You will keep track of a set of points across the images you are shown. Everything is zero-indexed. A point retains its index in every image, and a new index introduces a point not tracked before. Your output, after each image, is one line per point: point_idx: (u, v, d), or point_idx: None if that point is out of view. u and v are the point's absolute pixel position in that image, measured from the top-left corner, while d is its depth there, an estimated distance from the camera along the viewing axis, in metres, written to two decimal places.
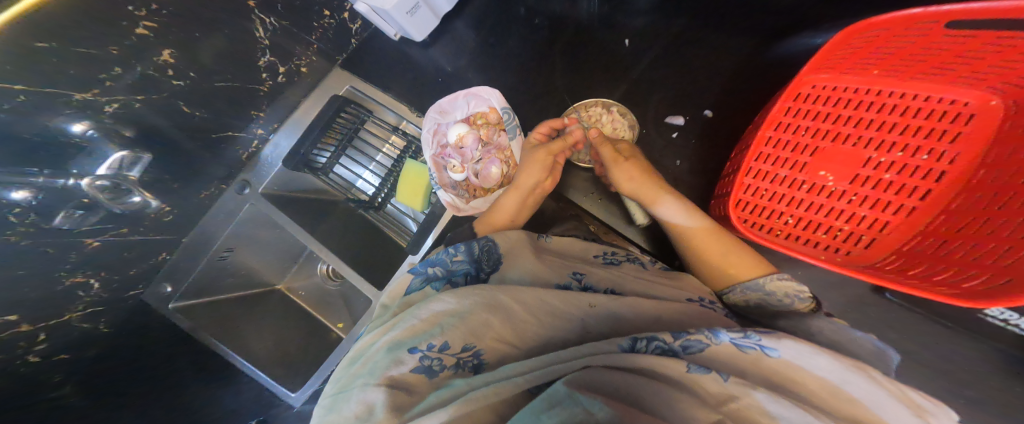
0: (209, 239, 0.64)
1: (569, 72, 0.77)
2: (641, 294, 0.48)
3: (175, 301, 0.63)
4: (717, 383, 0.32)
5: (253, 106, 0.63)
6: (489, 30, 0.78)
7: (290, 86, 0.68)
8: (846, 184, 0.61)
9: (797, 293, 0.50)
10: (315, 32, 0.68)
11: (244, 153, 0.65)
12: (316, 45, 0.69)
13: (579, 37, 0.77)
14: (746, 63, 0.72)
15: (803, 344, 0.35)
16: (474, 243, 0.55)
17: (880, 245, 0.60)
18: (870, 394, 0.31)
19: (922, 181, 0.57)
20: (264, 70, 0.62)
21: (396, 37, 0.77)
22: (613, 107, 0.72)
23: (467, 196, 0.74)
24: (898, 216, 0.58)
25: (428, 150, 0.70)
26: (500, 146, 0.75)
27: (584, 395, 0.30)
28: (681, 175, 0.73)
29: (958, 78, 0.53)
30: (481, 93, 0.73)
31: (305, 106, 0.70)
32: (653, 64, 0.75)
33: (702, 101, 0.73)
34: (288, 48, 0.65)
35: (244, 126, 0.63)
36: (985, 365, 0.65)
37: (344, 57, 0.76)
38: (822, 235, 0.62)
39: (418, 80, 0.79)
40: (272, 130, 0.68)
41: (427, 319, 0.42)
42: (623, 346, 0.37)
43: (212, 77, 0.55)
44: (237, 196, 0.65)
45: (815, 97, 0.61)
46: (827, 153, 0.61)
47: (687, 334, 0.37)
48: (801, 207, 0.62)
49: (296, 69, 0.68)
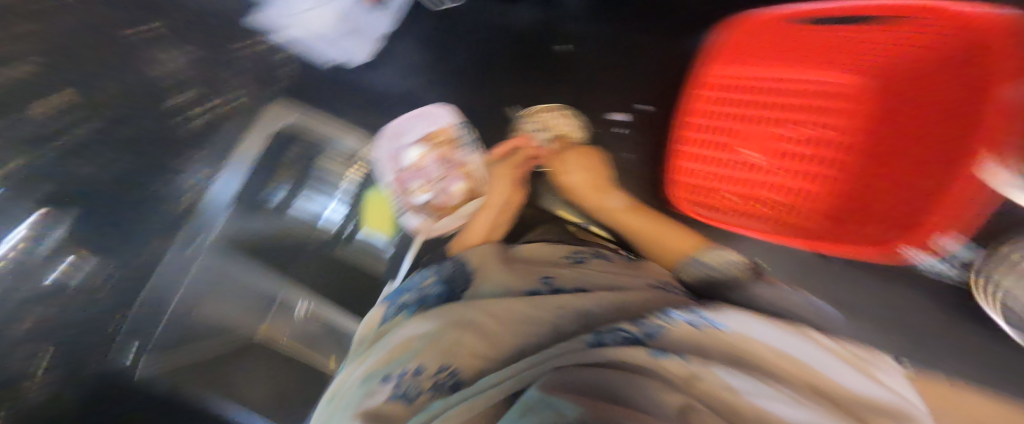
0: (163, 296, 0.57)
1: (514, 79, 0.78)
2: (608, 286, 0.48)
3: (137, 374, 0.53)
4: (679, 365, 0.34)
5: (189, 148, 0.63)
6: (433, 48, 0.80)
7: (229, 121, 0.67)
8: (770, 160, 0.67)
9: (727, 261, 0.50)
10: (241, 60, 0.71)
11: (183, 202, 0.61)
12: (248, 78, 0.71)
13: (520, 46, 0.79)
14: (676, 52, 0.75)
15: (745, 314, 0.38)
16: (443, 266, 0.57)
17: (813, 210, 0.65)
18: (816, 355, 0.33)
19: (824, 151, 0.65)
20: (190, 107, 0.63)
21: (329, 64, 0.77)
22: (562, 110, 0.75)
23: (435, 216, 0.77)
24: (816, 183, 0.65)
25: (388, 176, 0.75)
26: (460, 162, 0.77)
27: (556, 395, 0.32)
28: (633, 167, 0.76)
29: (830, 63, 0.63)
30: (433, 114, 0.77)
31: (245, 144, 0.66)
32: (594, 65, 0.77)
33: (640, 97, 0.76)
34: (216, 82, 0.68)
35: (178, 172, 0.60)
36: (940, 315, 0.68)
37: (277, 89, 0.74)
38: (762, 210, 0.66)
39: (368, 104, 0.79)
40: (212, 173, 0.64)
41: (401, 345, 0.43)
42: (590, 342, 0.39)
43: (127, 123, 0.54)
44: (181, 255, 0.59)
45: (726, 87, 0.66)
46: (747, 135, 0.67)
47: (646, 321, 0.39)
48: (739, 186, 0.67)
49: (228, 107, 0.68)
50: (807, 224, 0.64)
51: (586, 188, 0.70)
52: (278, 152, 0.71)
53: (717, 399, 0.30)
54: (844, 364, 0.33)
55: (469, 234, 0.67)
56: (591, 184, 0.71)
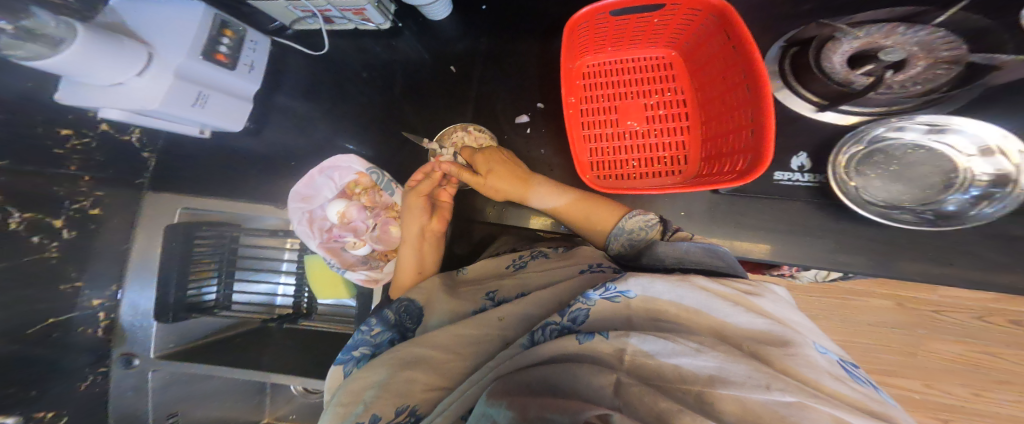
0: (135, 416, 0.61)
1: (415, 110, 0.81)
2: (544, 285, 0.50)
3: None
4: (604, 343, 0.35)
5: (61, 280, 0.54)
6: (323, 96, 0.79)
7: (103, 233, 0.59)
8: (645, 125, 0.66)
9: (645, 222, 0.52)
10: (68, 164, 0.54)
11: (96, 331, 0.59)
12: (88, 176, 0.57)
13: (410, 77, 0.81)
14: (552, 44, 0.78)
15: (648, 276, 0.39)
16: (390, 309, 0.56)
17: (695, 160, 0.64)
18: (708, 299, 0.35)
19: (683, 109, 0.65)
20: (25, 233, 0.48)
21: (205, 133, 0.65)
22: (470, 127, 0.76)
23: (380, 264, 0.75)
24: (689, 136, 0.64)
25: (313, 242, 0.72)
26: (386, 204, 0.77)
27: (495, 405, 0.32)
28: (551, 161, 0.73)
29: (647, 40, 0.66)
30: (339, 164, 0.74)
31: (140, 248, 0.64)
32: (483, 75, 0.80)
33: (533, 96, 0.77)
34: (46, 191, 0.51)
35: (69, 305, 0.55)
36: None
37: (144, 179, 0.66)
38: (655, 169, 0.65)
39: (276, 170, 0.76)
40: (116, 291, 0.62)
41: (350, 401, 0.42)
42: (526, 344, 0.40)
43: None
44: (127, 371, 0.61)
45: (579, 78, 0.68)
46: (618, 109, 0.67)
47: (571, 308, 0.40)
48: (627, 154, 0.65)
49: (87, 213, 0.57)
50: (695, 171, 0.63)
51: (511, 182, 0.65)
52: (184, 252, 0.66)
53: (642, 369, 0.32)
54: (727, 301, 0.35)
55: (401, 273, 0.66)
56: (516, 176, 0.66)
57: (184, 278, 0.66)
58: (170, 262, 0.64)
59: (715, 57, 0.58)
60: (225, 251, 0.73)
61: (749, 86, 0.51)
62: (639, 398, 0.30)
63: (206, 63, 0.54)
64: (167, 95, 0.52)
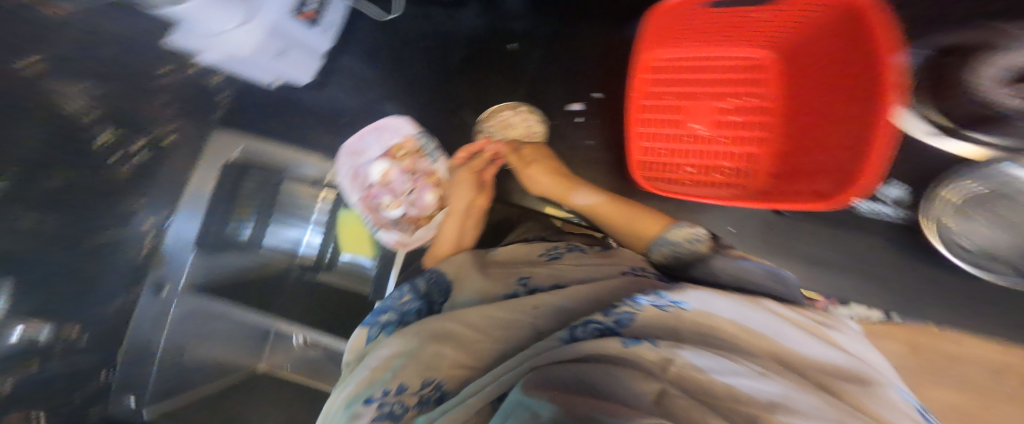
0: (145, 348, 0.58)
1: (466, 83, 0.78)
2: (582, 279, 0.49)
3: (147, 407, 0.57)
4: (651, 350, 0.35)
5: (132, 192, 0.56)
6: (381, 60, 0.80)
7: (165, 162, 0.61)
8: (715, 131, 0.67)
9: (693, 236, 0.51)
10: (159, 95, 0.62)
11: (143, 249, 0.58)
12: (173, 109, 0.63)
13: (468, 48, 0.78)
14: (621, 36, 0.75)
15: (706, 292, 0.40)
16: (421, 281, 0.57)
17: (760, 173, 0.65)
18: (771, 324, 0.36)
19: (760, 118, 0.66)
20: (109, 153, 0.54)
21: (275, 83, 0.77)
22: (520, 107, 0.76)
23: (410, 228, 0.76)
24: (759, 147, 0.65)
25: (353, 196, 0.74)
26: (426, 171, 0.77)
27: (534, 396, 0.32)
28: (596, 153, 0.75)
29: (744, 39, 0.65)
30: (389, 126, 0.76)
31: (199, 175, 0.64)
32: (543, 57, 0.76)
33: (591, 85, 0.75)
34: (138, 119, 0.58)
35: (117, 225, 0.55)
36: (917, 259, 0.69)
37: (217, 114, 0.70)
38: (716, 177, 0.66)
39: (326, 125, 0.79)
40: (166, 216, 0.61)
41: (379, 366, 0.43)
42: (565, 338, 0.39)
43: (33, 174, 0.45)
44: (154, 299, 0.59)
45: (661, 69, 0.67)
46: (689, 109, 0.68)
47: (615, 310, 0.40)
48: (692, 158, 0.67)
49: (158, 143, 0.60)
50: (759, 184, 0.65)
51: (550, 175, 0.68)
52: (233, 185, 0.68)
53: (690, 380, 0.31)
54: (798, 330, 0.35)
55: (439, 242, 0.67)
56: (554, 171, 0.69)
57: (229, 213, 0.68)
58: (219, 195, 0.65)
59: (820, 70, 0.58)
60: (268, 190, 0.74)
61: (854, 109, 0.51)
62: (683, 408, 0.28)
63: (291, 20, 0.64)
64: (259, 43, 0.63)
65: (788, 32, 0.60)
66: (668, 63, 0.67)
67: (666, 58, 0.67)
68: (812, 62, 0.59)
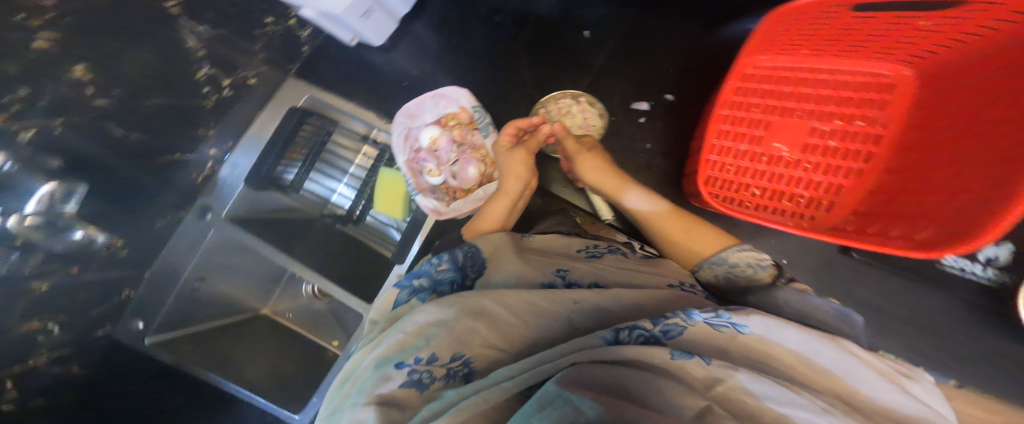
0: (174, 271, 0.63)
1: (530, 66, 0.77)
2: (624, 283, 0.49)
3: (151, 337, 0.61)
4: (701, 367, 0.33)
5: (201, 124, 0.61)
6: (450, 30, 0.80)
7: (240, 100, 0.67)
8: (799, 154, 0.62)
9: (757, 261, 0.50)
10: (258, 42, 0.67)
11: (199, 177, 0.63)
12: (261, 55, 0.69)
13: (539, 31, 0.77)
14: (702, 44, 0.74)
15: (771, 319, 0.37)
16: (457, 251, 0.55)
17: (840, 208, 0.61)
18: (841, 362, 0.33)
19: (862, 146, 0.60)
20: (204, 83, 0.59)
21: (352, 42, 0.78)
22: (581, 98, 0.74)
23: (447, 199, 0.75)
24: (848, 180, 0.61)
25: (400, 157, 0.72)
26: (475, 145, 0.75)
27: (576, 392, 0.30)
28: (653, 157, 0.74)
29: (873, 53, 0.58)
30: (448, 93, 0.74)
31: (262, 120, 0.70)
32: (616, 51, 0.75)
33: (664, 86, 0.74)
34: (229, 57, 0.63)
35: (191, 148, 0.60)
36: (951, 315, 0.69)
37: (296, 66, 0.77)
38: (786, 203, 0.62)
39: (389, 86, 0.81)
40: (228, 149, 0.66)
41: (413, 332, 0.41)
42: (607, 339, 0.37)
43: (144, 94, 0.50)
44: (197, 222, 0.64)
45: (758, 77, 0.63)
46: (777, 126, 0.63)
47: (664, 320, 0.38)
48: (763, 179, 0.63)
49: (244, 81, 0.67)
50: (834, 221, 0.61)
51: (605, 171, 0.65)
52: (291, 130, 0.71)
53: (737, 404, 0.30)
54: (875, 373, 0.32)
55: (483, 218, 0.65)
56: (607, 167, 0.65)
57: (277, 158, 0.70)
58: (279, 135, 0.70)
59: (955, 104, 0.52)
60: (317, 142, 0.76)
61: (993, 154, 0.45)
62: None
63: None
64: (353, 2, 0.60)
65: (930, 54, 0.54)
66: (767, 70, 0.63)
67: (766, 66, 0.63)
68: (949, 94, 0.53)
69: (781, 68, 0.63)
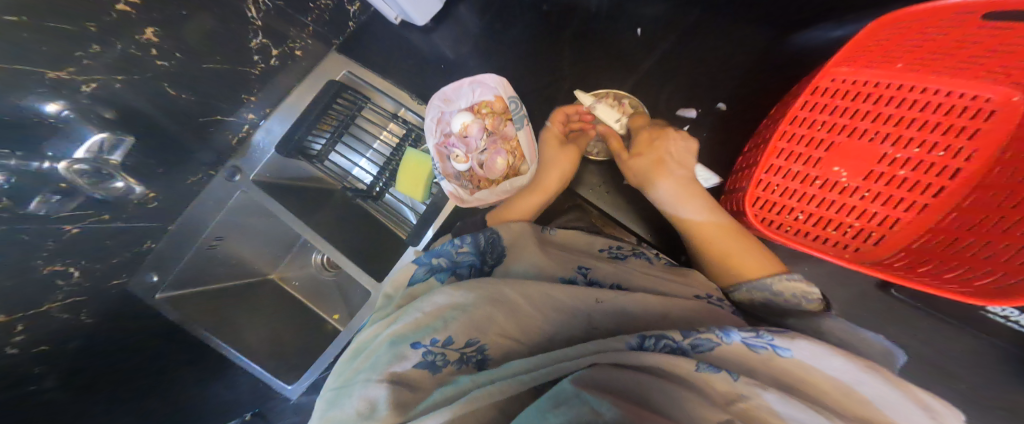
0: (195, 228, 0.64)
1: (574, 60, 0.77)
2: (649, 290, 0.48)
3: (162, 292, 0.63)
4: (726, 382, 0.31)
5: (244, 90, 0.63)
6: (495, 17, 0.79)
7: (283, 70, 0.68)
8: (860, 180, 0.59)
9: (805, 293, 0.49)
10: (311, 13, 0.68)
11: (233, 139, 0.65)
12: (311, 28, 0.70)
13: (587, 26, 0.77)
14: (760, 54, 0.71)
15: (817, 345, 0.35)
16: (479, 235, 0.53)
17: (890, 242, 0.58)
18: (887, 396, 0.31)
19: (937, 178, 0.55)
20: (255, 52, 0.62)
21: (397, 21, 0.78)
22: (625, 100, 0.73)
23: (470, 187, 0.74)
24: (911, 213, 0.57)
25: (431, 140, 0.71)
26: (507, 136, 0.74)
27: (592, 393, 0.29)
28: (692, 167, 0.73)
29: (984, 73, 0.51)
30: (487, 81, 0.73)
31: (297, 93, 0.71)
32: (666, 54, 0.75)
33: (715, 95, 0.73)
34: (281, 29, 0.65)
35: (232, 110, 0.62)
36: (991, 367, 0.66)
37: (339, 41, 0.78)
38: (832, 232, 0.60)
39: (429, 67, 0.81)
40: (262, 115, 0.68)
41: (431, 313, 0.41)
42: (631, 344, 0.35)
43: (199, 58, 0.54)
44: (226, 182, 0.66)
45: (833, 91, 0.58)
46: (841, 148, 0.60)
47: (697, 333, 0.36)
48: (812, 203, 0.60)
49: (290, 52, 0.68)
50: (881, 256, 0.59)
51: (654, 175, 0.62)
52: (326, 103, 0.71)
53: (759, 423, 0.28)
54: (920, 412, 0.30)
55: (515, 206, 0.66)
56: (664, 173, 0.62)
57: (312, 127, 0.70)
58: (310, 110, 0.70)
59: None
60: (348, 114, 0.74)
61: None
62: None
63: None
64: None
65: None
66: (847, 84, 0.57)
67: (846, 79, 0.57)
68: None
69: (863, 83, 0.57)
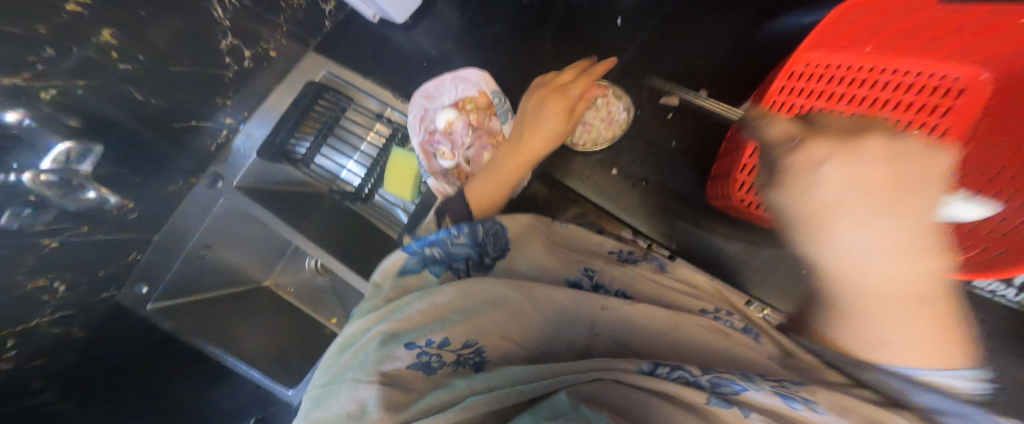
0: (182, 238, 0.63)
1: (556, 52, 0.77)
2: (648, 296, 0.51)
3: (153, 303, 0.62)
4: (740, 419, 0.28)
5: (218, 93, 0.62)
6: (474, 11, 0.79)
7: (257, 72, 0.67)
8: None
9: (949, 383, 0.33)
10: (282, 14, 0.69)
11: (212, 145, 0.63)
12: (285, 28, 0.70)
13: (568, 16, 0.76)
14: (744, 38, 0.72)
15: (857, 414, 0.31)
16: (478, 226, 0.51)
17: None
18: None
19: None
20: (226, 54, 0.61)
21: (375, 19, 0.77)
22: (608, 90, 0.72)
23: (457, 184, 0.72)
24: None
25: (416, 137, 0.70)
26: (492, 130, 0.76)
27: (590, 408, 0.27)
28: (676, 155, 0.74)
29: (949, 53, 0.52)
30: (469, 77, 0.74)
31: (277, 94, 0.69)
32: (648, 43, 0.75)
33: (698, 82, 0.73)
34: (254, 30, 0.65)
35: (210, 115, 0.61)
36: None
37: (316, 40, 0.76)
38: None
39: (411, 64, 0.80)
40: (241, 120, 0.66)
41: (428, 313, 0.40)
42: (643, 368, 0.34)
43: (168, 61, 0.53)
44: (208, 190, 0.64)
45: (808, 76, 0.60)
46: None
47: (720, 375, 0.34)
48: None
49: (264, 54, 0.67)
50: None
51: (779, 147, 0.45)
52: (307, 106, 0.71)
53: None
54: None
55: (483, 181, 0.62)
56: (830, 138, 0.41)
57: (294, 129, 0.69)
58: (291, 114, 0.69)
59: None
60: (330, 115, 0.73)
61: None
62: None
63: None
64: None
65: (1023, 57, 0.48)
66: (820, 68, 0.59)
67: (818, 64, 0.59)
68: None
69: (835, 66, 0.58)
